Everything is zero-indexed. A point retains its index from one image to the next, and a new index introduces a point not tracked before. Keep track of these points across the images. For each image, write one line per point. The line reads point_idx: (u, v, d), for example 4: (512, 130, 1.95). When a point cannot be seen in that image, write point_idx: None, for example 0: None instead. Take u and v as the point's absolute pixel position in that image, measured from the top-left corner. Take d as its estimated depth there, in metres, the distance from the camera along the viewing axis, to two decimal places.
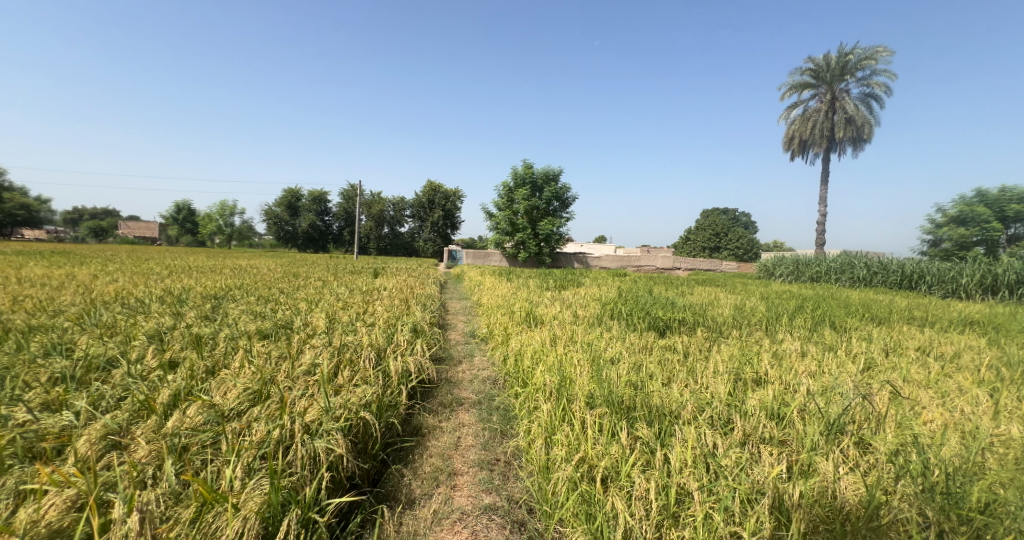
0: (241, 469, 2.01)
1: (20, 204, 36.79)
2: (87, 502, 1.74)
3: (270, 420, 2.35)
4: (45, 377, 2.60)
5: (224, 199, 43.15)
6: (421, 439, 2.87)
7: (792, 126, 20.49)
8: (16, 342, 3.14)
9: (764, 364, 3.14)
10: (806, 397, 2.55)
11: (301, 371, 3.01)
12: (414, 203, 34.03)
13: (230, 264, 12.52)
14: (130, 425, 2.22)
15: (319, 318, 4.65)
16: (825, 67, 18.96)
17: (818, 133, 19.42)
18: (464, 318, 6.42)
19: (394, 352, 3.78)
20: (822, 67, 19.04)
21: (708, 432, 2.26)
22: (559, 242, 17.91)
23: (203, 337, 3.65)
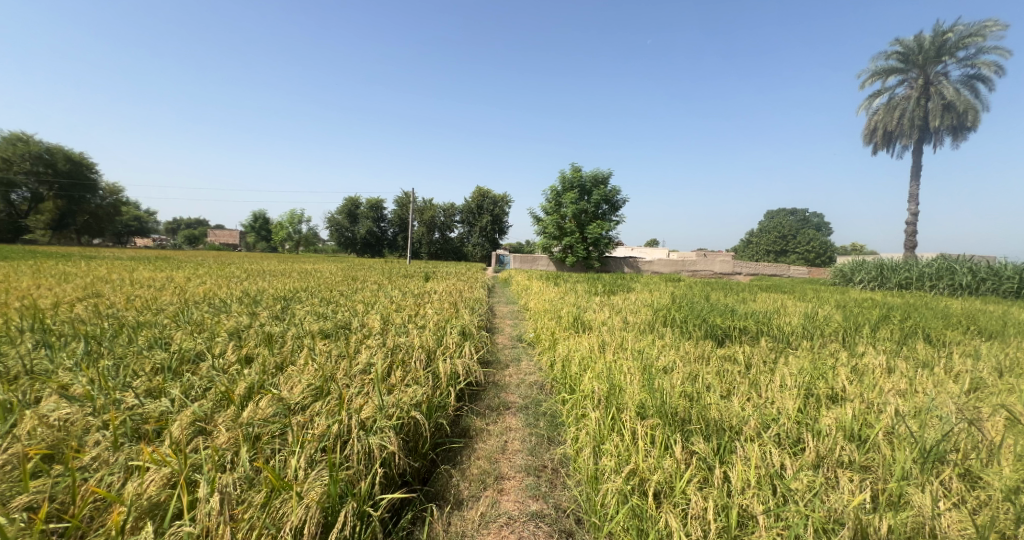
0: (305, 460, 2.13)
1: (134, 216, 42.43)
2: (178, 481, 1.91)
3: (329, 415, 2.47)
4: (149, 367, 2.92)
5: (294, 209, 46.70)
6: (469, 441, 2.90)
7: (876, 116, 18.72)
8: (126, 335, 3.56)
9: (840, 379, 2.87)
10: (895, 419, 2.30)
11: (357, 370, 3.15)
12: (464, 208, 34.87)
13: (298, 268, 13.47)
14: (214, 413, 2.43)
15: (374, 320, 4.87)
16: (917, 48, 17.16)
17: (908, 122, 17.60)
18: (511, 322, 6.44)
19: (444, 354, 3.87)
20: (914, 49, 17.24)
21: (774, 451, 2.10)
22: (609, 246, 17.55)
23: (274, 335, 3.94)
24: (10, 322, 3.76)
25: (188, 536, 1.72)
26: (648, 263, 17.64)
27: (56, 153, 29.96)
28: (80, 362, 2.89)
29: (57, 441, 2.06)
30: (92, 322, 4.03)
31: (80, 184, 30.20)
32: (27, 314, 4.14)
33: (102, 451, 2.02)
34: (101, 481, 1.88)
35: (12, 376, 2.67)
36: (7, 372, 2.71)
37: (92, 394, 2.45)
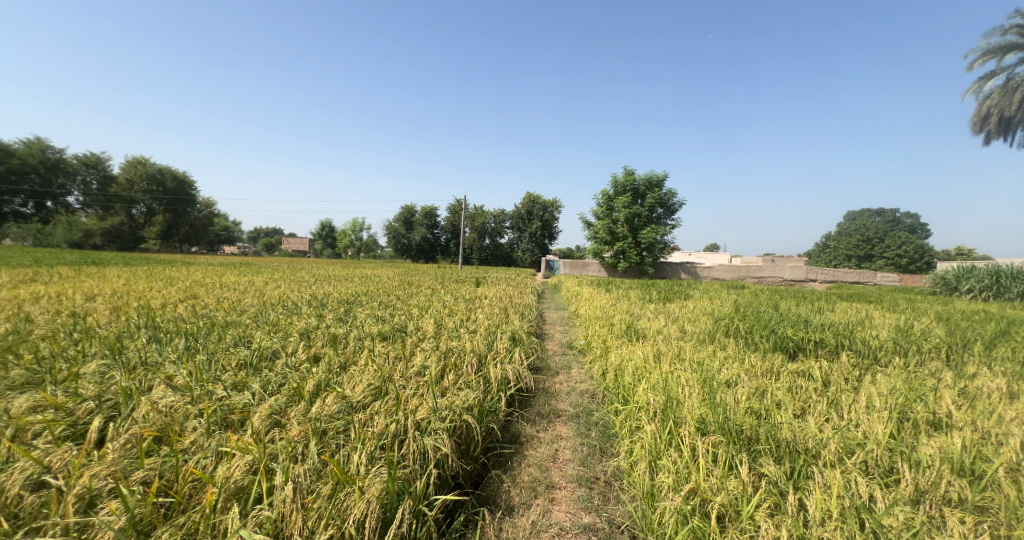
0: (366, 456, 2.23)
1: (223, 226, 47.33)
2: (259, 468, 2.07)
3: (388, 414, 2.58)
4: (234, 363, 3.21)
5: (355, 218, 49.63)
6: (519, 447, 2.89)
7: (991, 100, 16.47)
8: (217, 333, 3.94)
9: (944, 403, 2.53)
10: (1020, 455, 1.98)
11: (413, 372, 3.26)
12: (514, 214, 35.22)
13: (360, 274, 14.27)
14: (288, 407, 2.61)
15: (427, 324, 5.01)
16: None
17: None
18: (561, 329, 6.37)
19: (495, 360, 3.90)
20: None
21: (861, 481, 1.90)
22: (664, 252, 16.87)
23: (338, 336, 4.18)
24: (127, 319, 4.31)
25: (268, 520, 1.85)
26: (708, 268, 16.74)
27: (165, 173, 34.19)
28: (181, 355, 3.23)
29: (164, 425, 2.31)
30: (189, 320, 4.51)
31: (184, 200, 34.54)
32: (140, 312, 4.73)
33: (198, 436, 2.24)
34: (197, 463, 2.08)
35: (131, 364, 3.04)
36: (127, 361, 3.09)
37: (190, 385, 2.73)
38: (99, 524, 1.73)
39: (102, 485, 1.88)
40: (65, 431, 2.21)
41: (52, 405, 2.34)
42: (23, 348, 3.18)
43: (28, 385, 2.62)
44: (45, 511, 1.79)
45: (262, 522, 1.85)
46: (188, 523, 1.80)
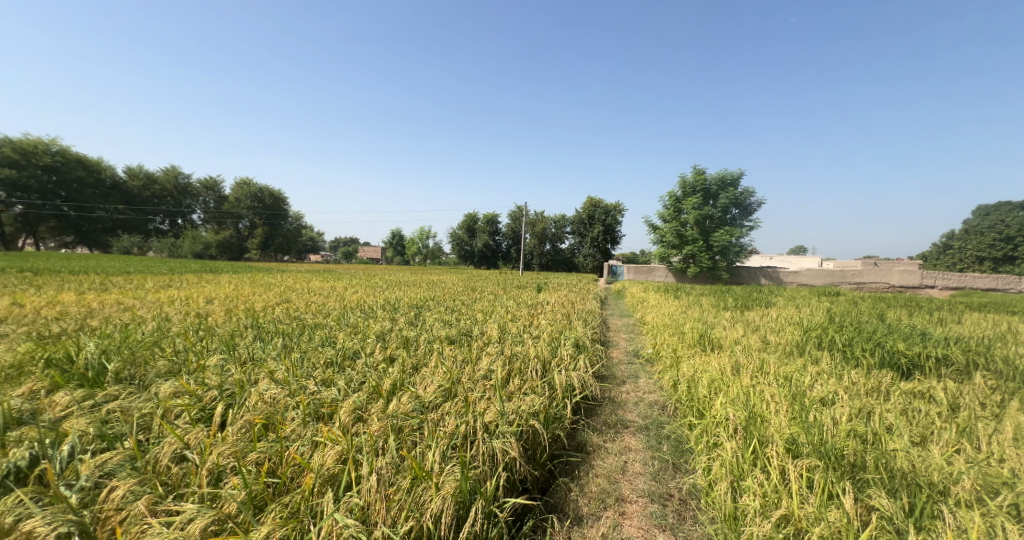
0: (440, 455, 2.32)
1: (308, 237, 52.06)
2: (347, 458, 2.22)
3: (458, 415, 2.68)
4: (322, 361, 3.50)
5: (422, 227, 52.05)
6: (586, 456, 2.82)
7: None
8: (307, 334, 4.33)
9: None
10: None
11: (480, 375, 3.35)
12: (575, 220, 34.93)
13: (427, 279, 14.93)
14: (368, 404, 2.79)
15: (492, 328, 5.10)
16: None
17: None
18: (627, 336, 6.15)
19: (559, 366, 3.87)
20: None
21: (1007, 528, 1.62)
22: (739, 255, 15.74)
23: (410, 339, 4.39)
24: (237, 320, 4.89)
25: (356, 506, 1.98)
26: (793, 273, 15.31)
27: (264, 191, 38.46)
28: (279, 353, 3.59)
29: (269, 413, 2.57)
30: (284, 321, 5.01)
31: (276, 214, 38.43)
32: (247, 314, 5.34)
33: (297, 426, 2.46)
34: (297, 450, 2.28)
35: (241, 358, 3.43)
36: (239, 356, 3.50)
37: (288, 380, 3.02)
38: (224, 495, 1.96)
39: (226, 463, 2.13)
40: (198, 414, 2.55)
41: (186, 391, 2.71)
42: (162, 341, 3.72)
43: (168, 374, 3.06)
44: (186, 480, 2.06)
45: (352, 508, 1.99)
46: (292, 503, 1.98)
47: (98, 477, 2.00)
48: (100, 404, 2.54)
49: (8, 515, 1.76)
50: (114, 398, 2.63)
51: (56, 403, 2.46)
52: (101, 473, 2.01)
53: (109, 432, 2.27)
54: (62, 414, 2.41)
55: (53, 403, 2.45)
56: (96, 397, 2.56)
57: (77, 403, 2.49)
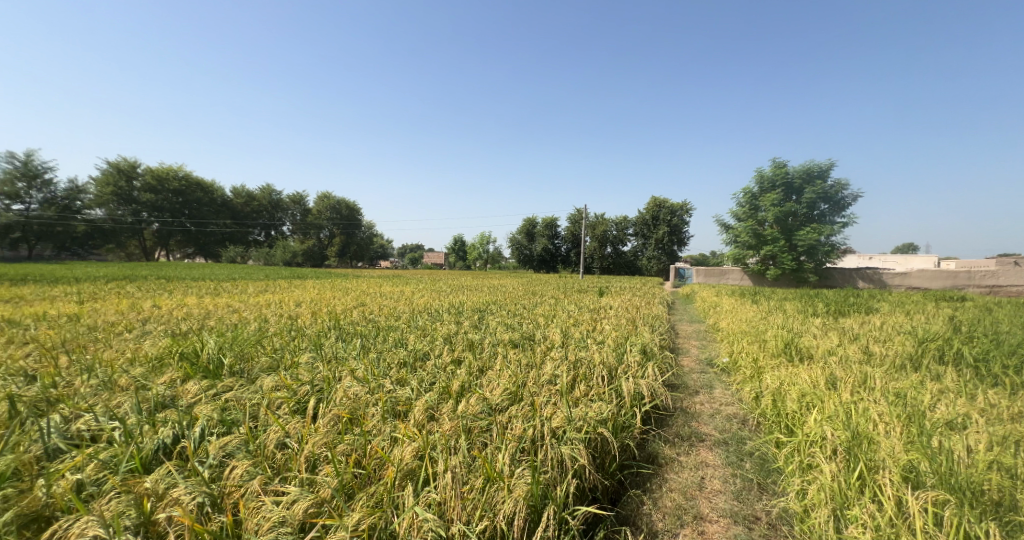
0: (509, 457, 2.35)
1: (378, 244, 55.51)
2: (424, 454, 2.32)
3: (525, 420, 2.71)
4: (397, 361, 3.69)
5: (483, 233, 53.27)
6: (658, 469, 2.69)
7: None
8: (381, 335, 4.59)
9: None
10: None
11: (545, 380, 3.35)
12: (638, 221, 33.87)
13: (489, 284, 15.16)
14: (439, 404, 2.91)
15: (555, 333, 5.05)
16: None
17: None
18: (698, 344, 5.80)
19: (626, 373, 3.75)
20: None
21: None
22: (831, 255, 14.21)
23: (476, 342, 4.49)
24: (322, 322, 5.32)
25: (434, 501, 2.05)
26: (902, 275, 13.53)
27: (342, 203, 41.70)
28: (359, 352, 3.85)
29: (353, 408, 2.76)
30: (361, 323, 5.35)
31: (351, 224, 41.43)
32: (330, 316, 5.80)
33: (377, 421, 2.62)
34: (379, 443, 2.42)
35: (326, 357, 3.72)
36: (325, 354, 3.80)
37: (368, 378, 3.23)
38: (320, 481, 2.11)
39: (320, 452, 2.31)
40: (295, 406, 2.81)
41: (285, 385, 2.99)
42: (263, 340, 4.15)
43: (269, 369, 3.40)
44: (288, 464, 2.26)
45: (430, 503, 2.06)
46: (377, 493, 2.10)
47: (221, 456, 2.25)
48: (219, 394, 2.89)
49: (158, 482, 2.03)
50: (228, 389, 2.97)
51: (188, 391, 2.83)
52: (224, 453, 2.27)
53: (228, 418, 2.57)
54: (193, 400, 2.76)
55: (186, 392, 2.83)
56: (216, 388, 2.92)
57: (203, 392, 2.85)
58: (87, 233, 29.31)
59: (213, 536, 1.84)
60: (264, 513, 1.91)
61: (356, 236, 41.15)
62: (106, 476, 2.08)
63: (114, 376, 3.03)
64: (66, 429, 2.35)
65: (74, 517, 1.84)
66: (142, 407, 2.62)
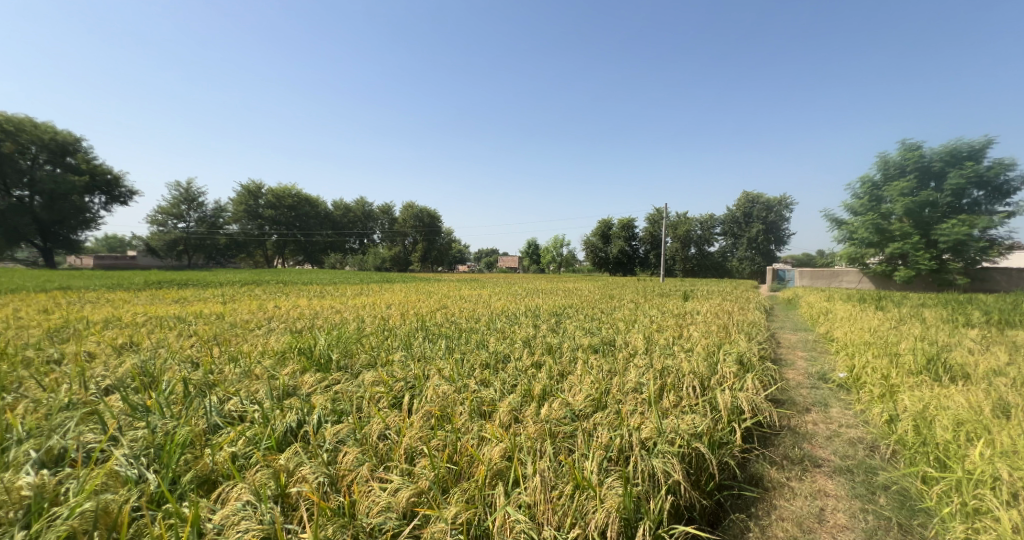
0: (598, 466, 2.28)
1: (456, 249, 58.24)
2: (512, 455, 2.34)
3: (611, 428, 2.63)
4: (480, 362, 3.79)
5: (557, 236, 53.31)
6: (764, 493, 2.41)
7: None
8: (464, 337, 4.75)
9: None
10: None
11: (629, 388, 3.21)
12: (726, 219, 31.54)
13: (563, 288, 15.06)
14: (523, 406, 2.92)
15: (637, 339, 4.83)
16: None
17: None
18: (806, 355, 5.16)
19: (720, 385, 3.45)
20: None
21: None
22: (988, 252, 11.78)
23: (555, 346, 4.45)
24: (410, 323, 5.66)
25: (525, 503, 2.05)
26: None
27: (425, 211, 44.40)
28: (444, 352, 4.02)
29: (442, 406, 2.88)
30: (445, 325, 5.60)
31: (433, 231, 43.88)
32: (416, 318, 6.16)
33: (466, 420, 2.70)
34: (469, 441, 2.49)
35: (416, 356, 3.93)
36: (415, 353, 4.02)
37: (455, 378, 3.35)
38: (419, 473, 2.21)
39: (416, 446, 2.44)
40: (392, 400, 3.01)
41: (383, 381, 3.23)
42: (363, 339, 4.52)
43: (368, 365, 3.69)
44: (388, 455, 2.41)
45: (521, 504, 2.06)
46: (469, 489, 2.15)
47: (335, 442, 2.48)
48: (330, 386, 3.20)
49: (289, 460, 2.27)
50: (337, 383, 3.29)
51: (306, 382, 3.18)
52: (337, 440, 2.49)
53: (338, 408, 2.83)
54: (311, 390, 3.09)
55: (305, 382, 3.18)
56: (326, 381, 3.24)
57: (318, 384, 3.18)
58: (228, 245, 35.24)
59: (333, 514, 2.01)
60: (373, 497, 2.05)
61: (436, 243, 43.39)
62: (252, 450, 2.39)
63: (251, 366, 3.50)
64: (221, 408, 2.76)
65: (231, 483, 2.12)
66: (273, 394, 2.99)
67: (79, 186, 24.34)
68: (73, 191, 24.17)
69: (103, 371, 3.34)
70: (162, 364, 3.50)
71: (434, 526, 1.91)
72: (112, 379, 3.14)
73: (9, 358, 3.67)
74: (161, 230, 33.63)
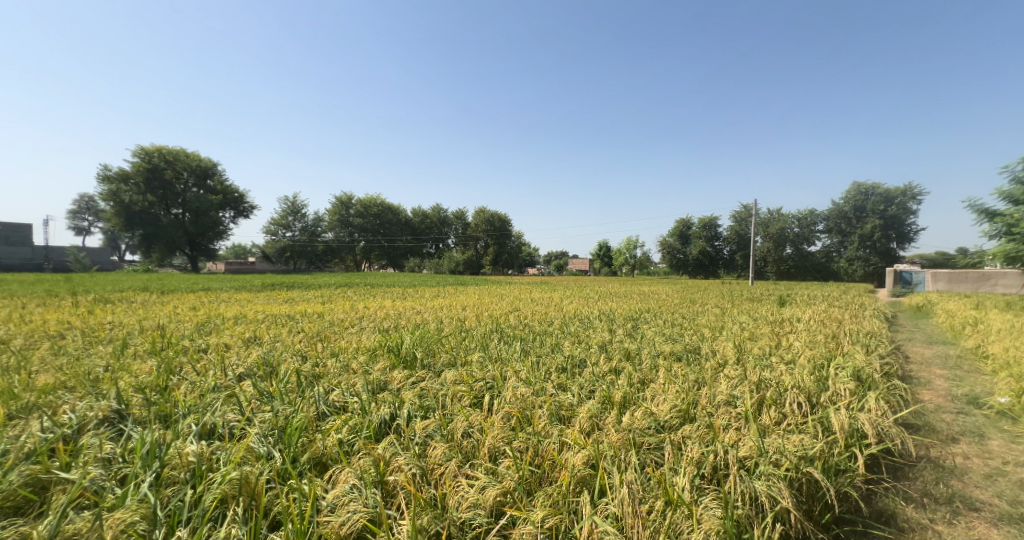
0: (690, 484, 2.08)
1: (528, 253, 58.85)
2: (597, 463, 2.23)
3: (702, 443, 2.40)
4: (556, 366, 3.70)
5: (630, 237, 51.56)
6: (898, 534, 2.02)
7: None
8: (539, 340, 4.69)
9: None
10: None
11: (721, 400, 2.92)
12: (831, 214, 28.09)
13: (638, 291, 14.39)
14: (603, 413, 2.78)
15: (726, 348, 4.41)
16: None
17: None
18: (946, 374, 4.32)
19: (831, 403, 3.00)
20: None
21: None
22: None
23: (633, 352, 4.20)
24: (486, 324, 5.74)
25: (613, 515, 1.92)
26: None
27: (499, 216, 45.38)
28: (520, 355, 3.99)
29: (522, 407, 2.84)
30: (519, 328, 5.58)
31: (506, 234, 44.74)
32: (491, 320, 6.24)
33: (547, 424, 2.62)
34: (551, 445, 2.42)
35: (494, 358, 3.95)
36: (492, 354, 4.05)
37: (533, 380, 3.29)
38: (503, 472, 2.18)
39: (500, 446, 2.42)
40: (472, 400, 3.04)
41: (464, 380, 3.29)
42: (442, 339, 4.66)
43: (449, 365, 3.79)
44: (473, 452, 2.41)
45: (608, 515, 1.93)
46: (554, 493, 2.06)
47: (423, 436, 2.55)
48: (416, 383, 3.33)
49: (385, 449, 2.37)
50: (422, 380, 3.41)
51: (395, 378, 3.33)
52: (425, 434, 2.57)
53: (425, 404, 2.92)
54: (399, 385, 3.24)
55: (394, 378, 3.34)
56: (412, 378, 3.38)
57: (406, 380, 3.32)
58: (324, 251, 39.08)
59: (427, 504, 2.03)
60: (462, 493, 2.04)
61: (508, 246, 44.13)
62: (355, 438, 2.54)
63: (349, 361, 3.77)
64: (327, 398, 2.99)
65: (340, 466, 2.25)
66: (368, 388, 3.18)
67: (215, 204, 28.62)
68: (212, 208, 28.53)
69: (236, 360, 3.83)
70: (279, 356, 3.92)
71: (522, 528, 1.86)
72: (243, 367, 3.58)
73: (171, 346, 4.37)
74: (274, 239, 38.30)
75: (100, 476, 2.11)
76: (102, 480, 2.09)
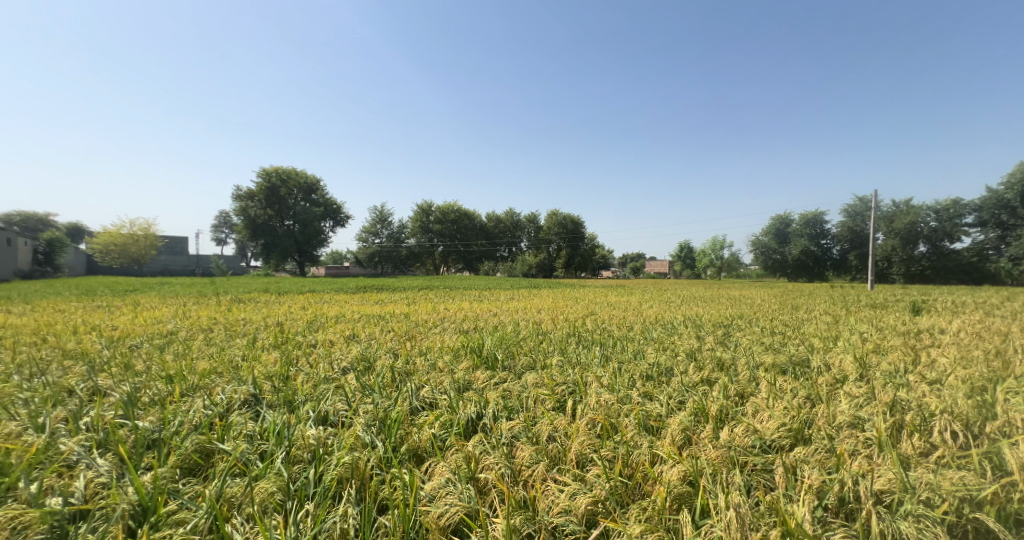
0: (815, 516, 1.62)
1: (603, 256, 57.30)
2: (696, 481, 1.84)
3: (821, 468, 1.91)
4: (637, 374, 3.29)
5: (717, 237, 47.75)
6: None
7: None
8: (620, 345, 4.28)
9: None
10: None
11: (843, 422, 2.32)
12: (982, 203, 23.28)
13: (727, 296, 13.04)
14: (694, 426, 2.34)
15: (842, 361, 3.63)
16: None
17: None
18: None
19: (995, 434, 2.22)
20: None
21: None
22: None
23: (727, 361, 3.62)
24: (562, 328, 5.45)
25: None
26: None
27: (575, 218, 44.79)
28: (600, 360, 3.64)
29: (608, 414, 2.51)
30: (598, 332, 5.20)
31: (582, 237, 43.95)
32: (567, 323, 5.94)
33: (634, 433, 2.27)
34: (641, 456, 2.06)
35: (573, 362, 3.65)
36: (569, 358, 3.75)
37: (614, 386, 2.94)
38: (593, 480, 1.89)
39: (586, 453, 2.12)
40: (553, 402, 2.77)
41: (545, 383, 3.05)
42: (521, 341, 4.47)
43: (528, 367, 3.57)
44: (559, 457, 2.14)
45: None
46: (647, 508, 1.72)
47: (510, 437, 2.35)
48: (499, 384, 3.16)
49: (476, 447, 2.20)
50: (504, 381, 3.24)
51: (478, 378, 3.20)
52: (511, 435, 2.36)
53: (509, 405, 2.73)
54: (482, 385, 3.10)
55: (478, 378, 3.21)
56: (495, 378, 3.21)
57: (488, 381, 3.17)
58: (409, 256, 41.59)
59: (518, 504, 1.81)
60: (552, 497, 1.80)
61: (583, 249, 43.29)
62: (447, 433, 2.41)
63: (435, 360, 3.72)
64: (420, 394, 2.93)
65: (437, 458, 2.12)
66: (454, 387, 3.07)
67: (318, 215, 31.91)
68: (316, 218, 31.84)
69: (340, 354, 3.99)
70: (374, 352, 4.02)
71: None
72: (346, 362, 3.70)
73: (290, 341, 4.74)
74: (366, 245, 41.71)
75: (247, 449, 2.18)
76: (249, 453, 2.16)
